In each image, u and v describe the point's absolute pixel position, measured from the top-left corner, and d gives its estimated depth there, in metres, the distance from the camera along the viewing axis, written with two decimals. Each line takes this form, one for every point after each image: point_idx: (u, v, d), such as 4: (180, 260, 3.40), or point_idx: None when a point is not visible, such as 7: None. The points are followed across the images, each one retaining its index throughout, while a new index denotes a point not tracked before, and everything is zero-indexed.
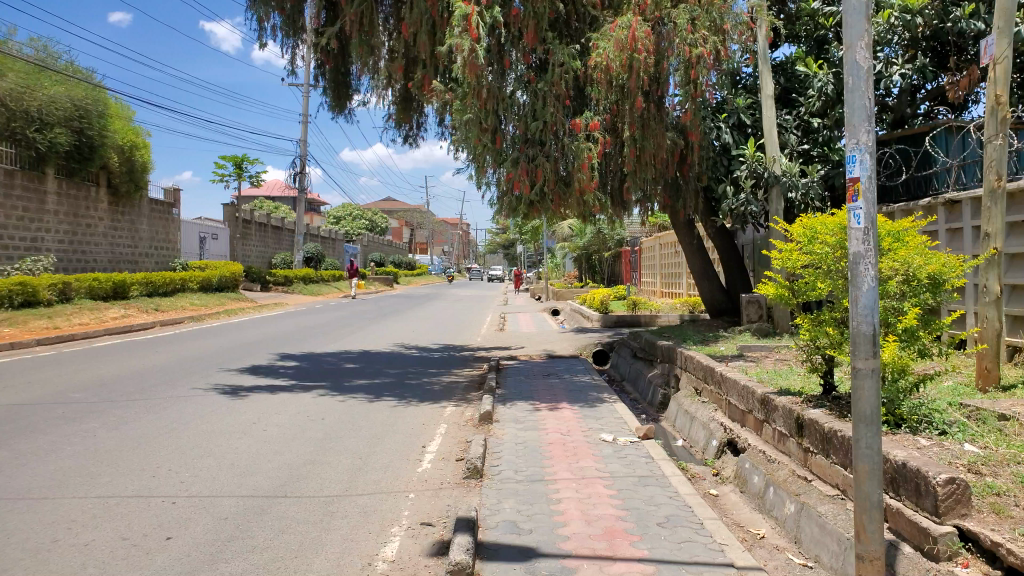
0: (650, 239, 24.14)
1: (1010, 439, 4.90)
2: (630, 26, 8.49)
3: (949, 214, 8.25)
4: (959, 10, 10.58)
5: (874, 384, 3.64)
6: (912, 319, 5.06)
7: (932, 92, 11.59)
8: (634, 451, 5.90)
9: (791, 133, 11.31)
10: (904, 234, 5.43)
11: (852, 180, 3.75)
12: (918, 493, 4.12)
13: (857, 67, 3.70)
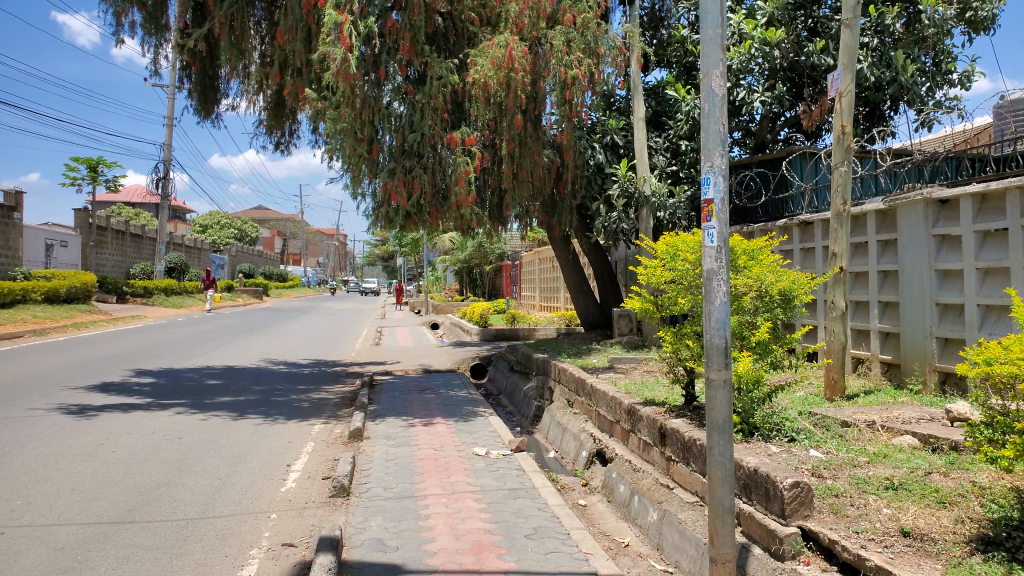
0: (531, 253, 24.52)
1: (850, 444, 5.29)
2: (507, 45, 8.60)
3: (802, 235, 8.85)
4: (811, 45, 11.41)
5: (727, 394, 3.86)
6: (763, 333, 5.38)
7: (790, 120, 12.44)
8: (505, 464, 5.95)
9: (660, 154, 11.82)
10: (758, 253, 5.77)
11: (707, 201, 3.96)
12: (767, 497, 4.38)
13: (713, 94, 3.93)
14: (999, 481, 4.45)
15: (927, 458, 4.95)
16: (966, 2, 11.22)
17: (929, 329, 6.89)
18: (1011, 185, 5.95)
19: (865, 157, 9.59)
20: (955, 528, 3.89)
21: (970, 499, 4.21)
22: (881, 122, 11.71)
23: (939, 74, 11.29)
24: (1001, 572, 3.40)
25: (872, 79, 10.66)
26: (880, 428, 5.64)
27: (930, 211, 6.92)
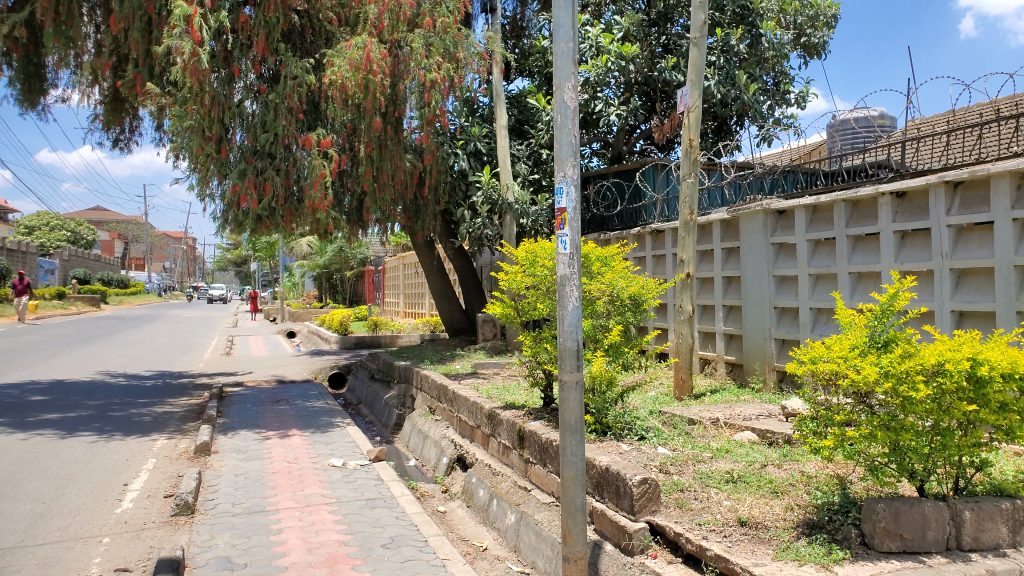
0: (393, 258, 24.28)
1: (696, 441, 5.58)
2: (365, 47, 8.47)
3: (655, 243, 9.26)
4: (664, 61, 11.96)
5: (578, 395, 3.98)
6: (615, 336, 5.58)
7: (646, 132, 13.01)
8: (363, 475, 5.83)
9: (522, 162, 12.02)
10: (611, 259, 5.97)
11: (559, 210, 4.07)
12: (618, 494, 4.53)
13: (565, 106, 4.03)
14: (824, 471, 4.85)
15: (764, 451, 5.31)
16: (801, 28, 12.17)
17: (768, 331, 7.40)
18: (837, 198, 6.50)
19: (711, 169, 10.16)
20: (785, 515, 4.21)
21: (799, 488, 4.56)
22: (728, 136, 12.46)
23: (778, 93, 12.17)
24: (823, 553, 3.70)
25: (718, 95, 11.20)
26: (723, 425, 5.99)
27: (768, 221, 7.44)
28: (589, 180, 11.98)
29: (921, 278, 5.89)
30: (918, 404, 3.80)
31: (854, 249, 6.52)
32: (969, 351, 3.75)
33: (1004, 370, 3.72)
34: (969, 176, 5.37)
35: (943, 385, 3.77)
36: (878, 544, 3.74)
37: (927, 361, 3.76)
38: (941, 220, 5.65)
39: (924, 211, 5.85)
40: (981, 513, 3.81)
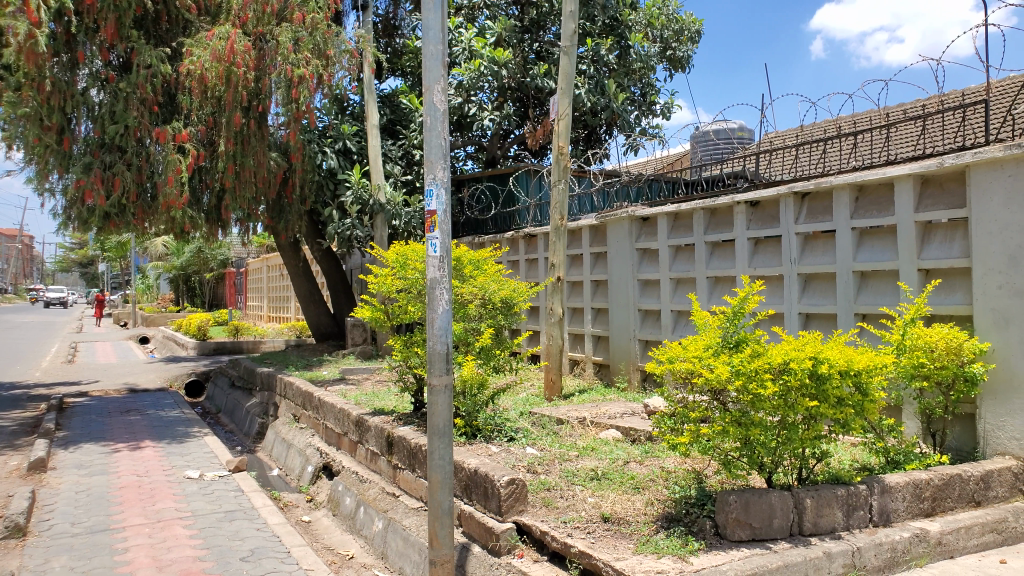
0: (256, 260, 23.34)
1: (563, 440, 5.70)
2: (227, 37, 8.19)
3: (528, 246, 9.39)
4: (536, 68, 12.16)
5: (447, 399, 3.97)
6: (487, 339, 5.56)
7: (519, 137, 13.21)
8: (222, 486, 5.56)
9: (394, 163, 11.89)
10: (482, 263, 5.99)
11: (430, 212, 4.04)
12: (486, 496, 4.55)
13: (435, 108, 4.02)
14: (682, 466, 5.08)
15: (626, 449, 5.49)
16: (667, 42, 12.64)
17: (632, 333, 7.67)
18: (697, 206, 6.83)
19: (581, 176, 10.35)
20: (646, 510, 4.37)
21: (658, 483, 4.76)
22: (598, 144, 12.85)
23: (645, 104, 12.68)
24: (680, 545, 3.87)
25: (588, 104, 11.47)
26: (590, 424, 6.13)
27: (633, 227, 7.72)
28: (463, 184, 11.94)
29: (771, 282, 6.30)
30: (766, 400, 4.05)
31: (711, 254, 6.88)
32: (811, 351, 4.04)
33: (841, 367, 4.05)
34: (815, 187, 5.79)
35: (788, 382, 4.04)
36: (730, 534, 3.96)
37: (774, 359, 4.03)
38: (790, 228, 6.05)
39: (774, 219, 6.25)
40: (820, 500, 4.10)
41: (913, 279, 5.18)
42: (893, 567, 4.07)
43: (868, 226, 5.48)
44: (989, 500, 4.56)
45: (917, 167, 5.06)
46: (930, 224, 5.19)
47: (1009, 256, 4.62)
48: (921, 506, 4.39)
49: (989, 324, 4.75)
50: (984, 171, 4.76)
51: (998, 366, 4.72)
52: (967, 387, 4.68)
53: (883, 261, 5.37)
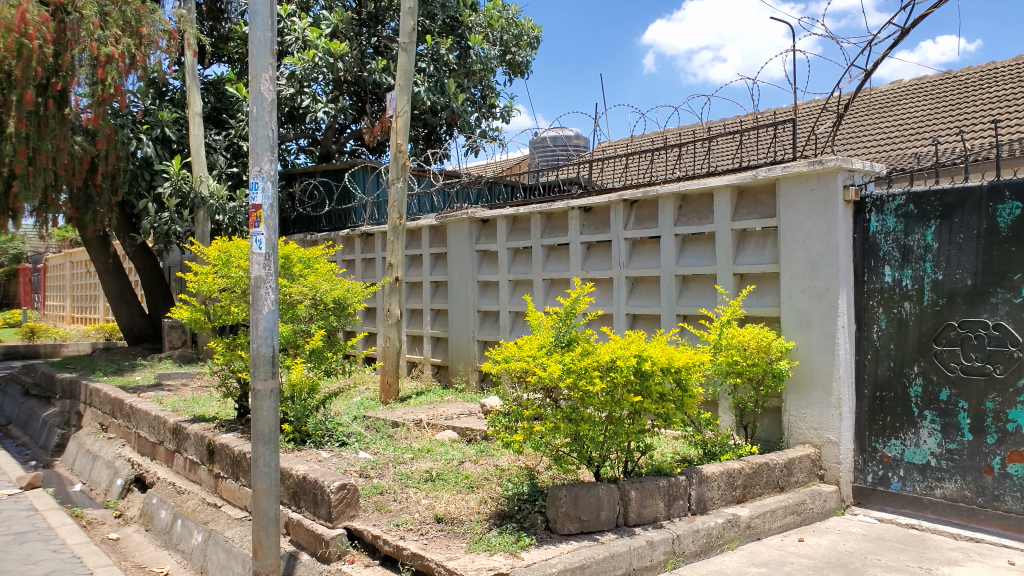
0: (57, 255, 21.27)
1: (397, 443, 5.62)
2: (18, 5, 7.47)
3: (364, 246, 9.21)
4: (374, 63, 11.90)
5: (273, 404, 3.81)
6: (318, 340, 5.34)
7: (355, 133, 12.93)
8: (11, 507, 4.99)
9: (220, 154, 11.26)
10: (313, 262, 5.75)
11: (255, 207, 3.83)
12: (315, 502, 4.39)
13: (262, 98, 3.82)
14: (516, 463, 5.15)
15: (462, 449, 5.49)
16: (506, 46, 12.78)
17: (471, 334, 7.72)
18: (534, 210, 6.98)
19: (421, 176, 10.27)
20: (479, 508, 4.40)
21: (492, 481, 4.80)
22: (438, 144, 12.72)
23: (485, 106, 12.78)
24: (512, 541, 3.93)
25: (428, 102, 11.44)
26: (426, 425, 6.07)
27: (473, 229, 7.77)
28: (294, 177, 11.36)
29: (602, 285, 6.55)
30: (595, 397, 4.20)
31: (547, 258, 7.05)
32: (636, 349, 4.26)
33: (663, 364, 4.29)
34: (642, 196, 6.10)
35: (615, 379, 4.21)
36: (559, 528, 4.07)
37: (602, 358, 4.19)
38: (620, 233, 6.32)
39: (605, 225, 6.50)
40: (643, 492, 4.31)
41: (728, 283, 5.57)
42: (708, 551, 4.36)
43: (690, 232, 5.84)
44: (791, 485, 4.98)
45: (734, 179, 5.45)
46: (744, 232, 5.60)
47: (810, 263, 5.08)
48: (734, 493, 4.72)
49: (793, 324, 5.20)
50: (791, 185, 5.20)
51: (799, 363, 5.17)
52: (775, 382, 5.11)
53: (703, 266, 5.74)
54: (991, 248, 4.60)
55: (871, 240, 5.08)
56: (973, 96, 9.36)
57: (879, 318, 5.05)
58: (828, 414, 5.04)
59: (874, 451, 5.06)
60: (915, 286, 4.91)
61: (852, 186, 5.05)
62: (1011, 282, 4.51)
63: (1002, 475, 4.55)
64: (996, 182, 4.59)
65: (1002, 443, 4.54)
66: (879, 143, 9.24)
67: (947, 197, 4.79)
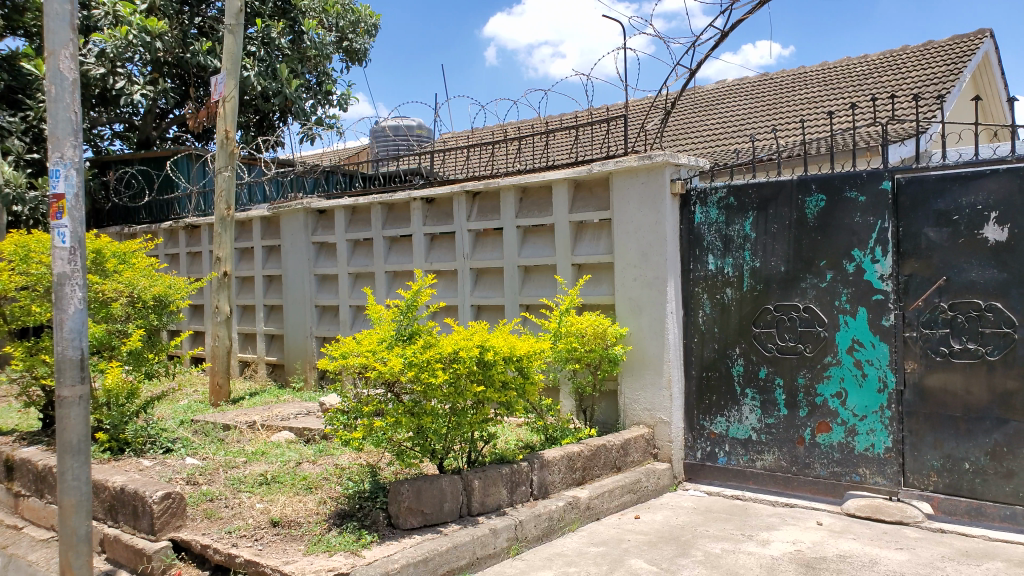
0: None
1: (229, 447, 5.33)
2: None
3: (189, 238, 8.67)
4: (197, 44, 11.23)
5: (82, 411, 3.49)
6: (136, 340, 4.99)
7: (178, 119, 12.17)
8: None
9: (16, 137, 10.21)
10: (129, 257, 5.34)
11: (55, 196, 3.48)
12: (135, 515, 4.07)
13: (61, 77, 3.47)
14: (356, 461, 5.05)
15: (299, 449, 5.31)
16: (342, 32, 12.37)
17: (309, 330, 7.47)
18: (374, 200, 6.83)
19: (251, 164, 9.79)
20: (318, 509, 4.26)
21: (332, 481, 4.67)
22: (270, 131, 12.14)
23: (321, 93, 12.27)
24: (353, 540, 3.84)
25: (258, 87, 11.04)
26: (261, 427, 5.81)
27: (309, 220, 7.50)
28: (107, 165, 10.48)
29: (445, 277, 6.53)
30: (437, 389, 4.17)
31: (389, 250, 6.94)
32: (478, 340, 4.27)
33: (504, 353, 4.35)
34: (484, 187, 6.11)
35: (457, 370, 4.20)
36: (402, 523, 4.01)
37: (444, 350, 4.16)
38: (462, 225, 6.32)
39: (447, 216, 6.48)
40: (486, 480, 4.34)
41: (567, 273, 5.72)
42: (550, 534, 4.46)
43: (530, 224, 5.94)
44: (628, 465, 5.20)
45: (571, 172, 5.59)
46: (581, 224, 5.77)
47: (642, 253, 5.32)
48: (573, 476, 4.86)
49: (626, 311, 5.43)
50: (624, 178, 5.41)
51: (633, 347, 5.41)
52: (610, 367, 5.32)
53: (543, 257, 5.86)
54: (800, 237, 4.99)
55: (696, 230, 5.39)
56: (785, 97, 10.19)
57: (704, 303, 5.37)
58: (659, 395, 5.32)
59: (701, 428, 5.39)
60: (735, 273, 5.25)
61: (678, 180, 5.34)
62: (818, 268, 4.92)
63: (812, 444, 4.97)
64: (804, 177, 4.99)
65: (812, 415, 4.95)
66: (705, 139, 9.81)
67: (762, 190, 5.14)
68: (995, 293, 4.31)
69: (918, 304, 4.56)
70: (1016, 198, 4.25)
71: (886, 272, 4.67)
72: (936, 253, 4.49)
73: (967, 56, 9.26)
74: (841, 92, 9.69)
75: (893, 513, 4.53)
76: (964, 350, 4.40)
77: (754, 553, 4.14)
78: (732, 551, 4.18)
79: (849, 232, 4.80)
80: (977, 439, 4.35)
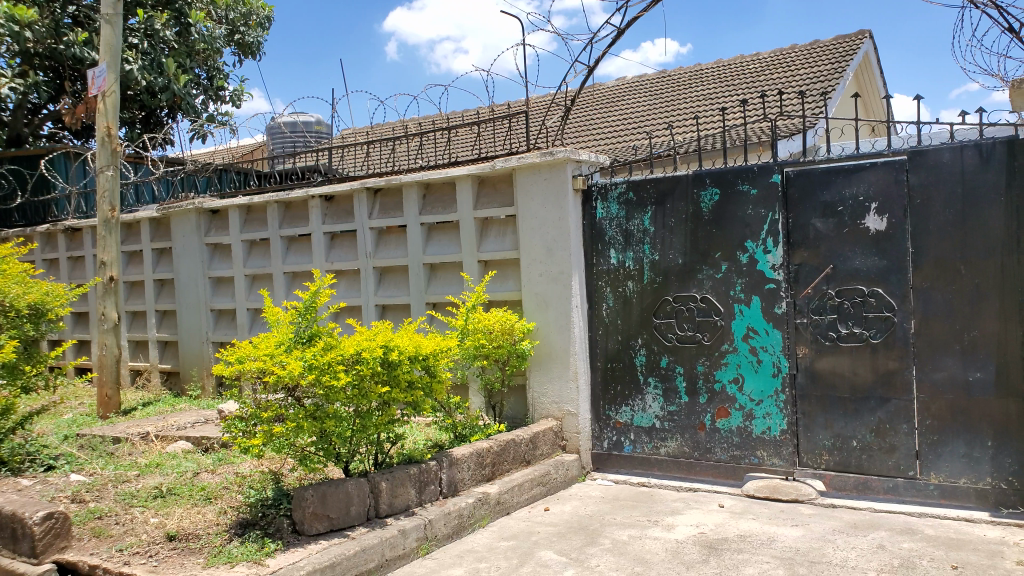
0: None
1: (119, 461, 5.08)
2: None
3: (70, 242, 8.20)
4: (72, 34, 10.53)
5: None
6: (10, 353, 4.61)
7: (52, 115, 11.49)
8: None
9: None
10: (1, 263, 4.99)
11: None
12: (15, 538, 3.83)
13: None
14: (257, 469, 4.91)
15: (197, 459, 5.12)
16: (233, 24, 11.99)
17: (205, 335, 7.20)
18: (270, 199, 6.63)
19: (137, 162, 9.34)
20: (218, 520, 4.11)
21: (232, 490, 4.52)
22: (158, 128, 11.62)
23: (212, 88, 11.85)
24: (256, 549, 3.72)
25: (143, 82, 10.42)
26: (154, 438, 5.56)
27: (202, 220, 7.21)
28: None
29: (346, 276, 6.41)
30: (341, 392, 4.10)
31: (287, 250, 6.76)
32: (382, 340, 4.22)
33: (409, 353, 4.32)
34: (385, 184, 6.03)
35: (361, 372, 4.14)
36: (307, 528, 3.92)
37: (346, 351, 4.09)
38: (364, 223, 6.21)
39: (348, 215, 6.37)
40: (394, 481, 4.28)
41: (473, 269, 5.71)
42: (460, 532, 4.46)
43: (434, 221, 5.90)
44: (537, 458, 5.24)
45: (474, 169, 5.58)
46: (486, 221, 5.77)
47: (547, 249, 5.38)
48: (483, 472, 4.85)
49: (533, 306, 5.48)
50: (527, 175, 5.44)
51: (540, 342, 5.46)
52: (519, 362, 5.34)
53: (448, 254, 5.84)
54: (696, 230, 5.15)
55: (598, 225, 5.49)
56: (682, 94, 10.50)
57: (607, 297, 5.48)
58: (567, 387, 5.39)
59: (608, 419, 5.50)
60: (637, 266, 5.37)
61: (580, 176, 5.43)
62: (713, 260, 5.09)
63: (712, 430, 5.14)
64: (699, 171, 5.14)
65: (712, 401, 5.12)
66: (606, 135, 9.99)
67: (660, 185, 5.27)
68: (876, 279, 4.56)
69: (807, 292, 4.78)
70: (893, 190, 4.51)
71: (777, 262, 4.87)
72: (823, 243, 4.72)
73: (849, 56, 9.78)
74: (734, 89, 10.06)
75: (789, 492, 4.75)
76: (850, 334, 4.64)
77: (660, 538, 4.26)
78: (638, 537, 4.29)
79: (742, 224, 4.98)
80: (864, 418, 4.61)
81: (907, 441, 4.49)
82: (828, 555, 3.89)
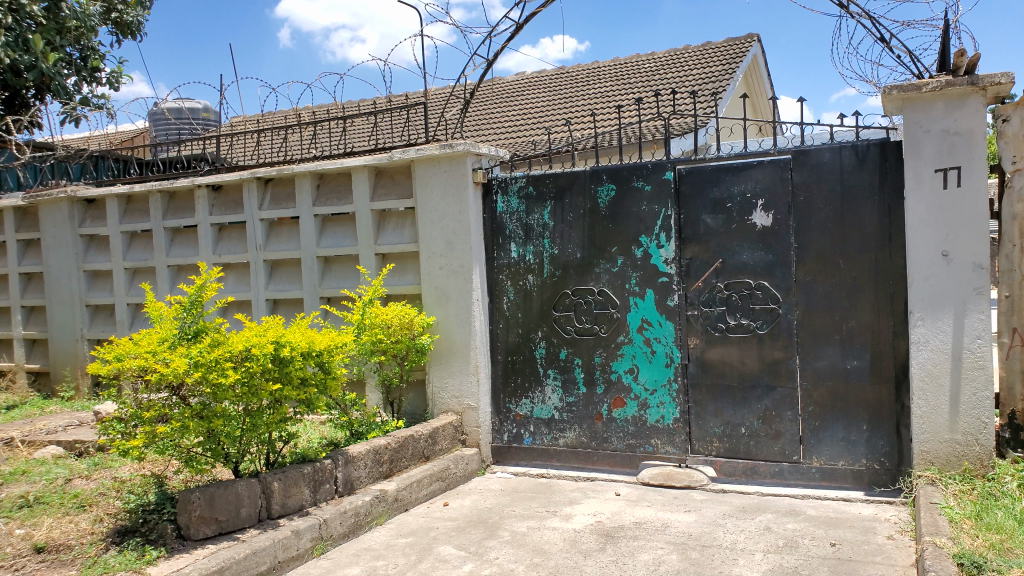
0: None
1: None
2: None
3: None
4: None
5: None
6: None
7: None
8: None
9: None
10: None
11: None
12: None
13: None
14: (138, 473, 4.64)
15: (69, 465, 4.80)
16: (110, 2, 11.35)
17: (80, 333, 6.76)
18: (153, 188, 6.29)
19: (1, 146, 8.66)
20: (92, 528, 3.86)
21: (109, 496, 4.26)
22: (23, 110, 10.79)
23: (86, 69, 11.13)
24: (135, 557, 3.53)
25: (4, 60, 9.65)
26: (20, 444, 5.19)
27: (75, 210, 6.77)
28: None
29: (235, 270, 6.16)
30: (230, 390, 3.93)
31: (172, 242, 6.44)
32: (273, 335, 4.07)
33: (302, 349, 4.19)
34: (277, 174, 5.82)
35: (250, 368, 3.98)
36: (193, 533, 3.74)
37: (235, 347, 3.92)
38: (254, 214, 5.98)
39: (237, 206, 6.12)
40: (287, 481, 4.14)
41: (371, 262, 5.60)
42: (357, 530, 4.37)
43: (329, 213, 5.75)
44: (436, 453, 5.20)
45: (370, 159, 5.47)
46: (383, 213, 5.67)
47: (447, 242, 5.34)
48: (380, 469, 4.76)
49: (432, 300, 5.42)
50: (425, 167, 5.38)
51: (440, 336, 5.42)
52: (417, 357, 5.28)
53: (343, 247, 5.70)
54: (594, 225, 5.23)
55: (498, 219, 5.50)
56: (580, 91, 10.65)
57: (508, 290, 5.49)
58: (466, 381, 5.38)
59: (508, 412, 5.52)
60: (536, 260, 5.40)
61: (479, 169, 5.41)
62: (610, 254, 5.18)
63: (609, 420, 5.23)
64: (596, 167, 5.22)
65: (608, 392, 5.22)
66: (506, 130, 10.02)
67: (558, 179, 5.32)
68: (763, 273, 4.75)
69: (698, 285, 4.92)
70: (779, 187, 4.70)
71: (670, 256, 5.00)
72: (713, 238, 4.87)
73: (738, 58, 10.16)
74: (630, 87, 10.28)
75: (682, 479, 4.90)
76: (739, 325, 4.82)
77: (558, 529, 4.30)
78: (537, 529, 4.32)
79: (637, 219, 5.09)
80: (751, 406, 4.80)
81: (791, 427, 4.71)
82: (718, 538, 4.03)
